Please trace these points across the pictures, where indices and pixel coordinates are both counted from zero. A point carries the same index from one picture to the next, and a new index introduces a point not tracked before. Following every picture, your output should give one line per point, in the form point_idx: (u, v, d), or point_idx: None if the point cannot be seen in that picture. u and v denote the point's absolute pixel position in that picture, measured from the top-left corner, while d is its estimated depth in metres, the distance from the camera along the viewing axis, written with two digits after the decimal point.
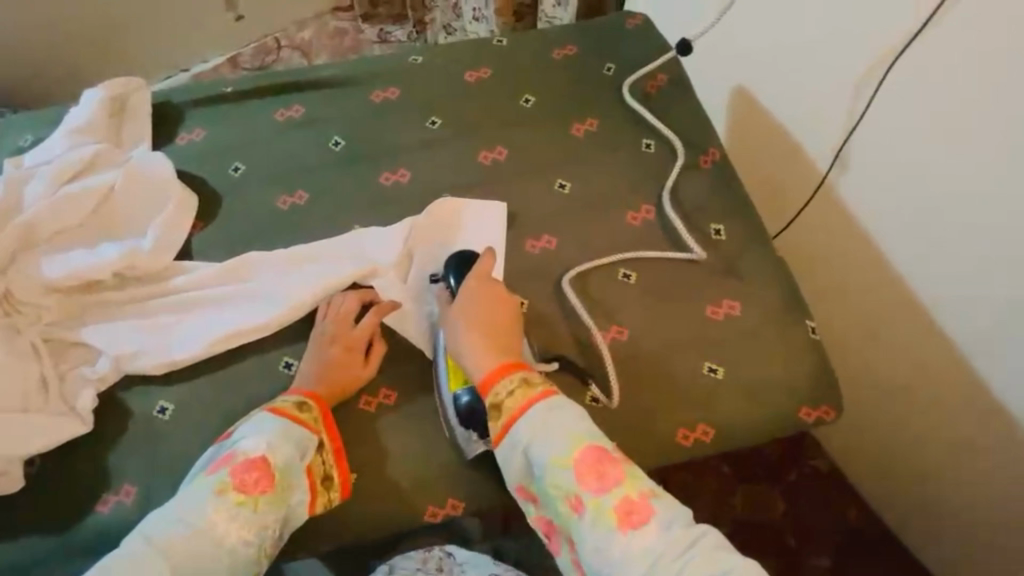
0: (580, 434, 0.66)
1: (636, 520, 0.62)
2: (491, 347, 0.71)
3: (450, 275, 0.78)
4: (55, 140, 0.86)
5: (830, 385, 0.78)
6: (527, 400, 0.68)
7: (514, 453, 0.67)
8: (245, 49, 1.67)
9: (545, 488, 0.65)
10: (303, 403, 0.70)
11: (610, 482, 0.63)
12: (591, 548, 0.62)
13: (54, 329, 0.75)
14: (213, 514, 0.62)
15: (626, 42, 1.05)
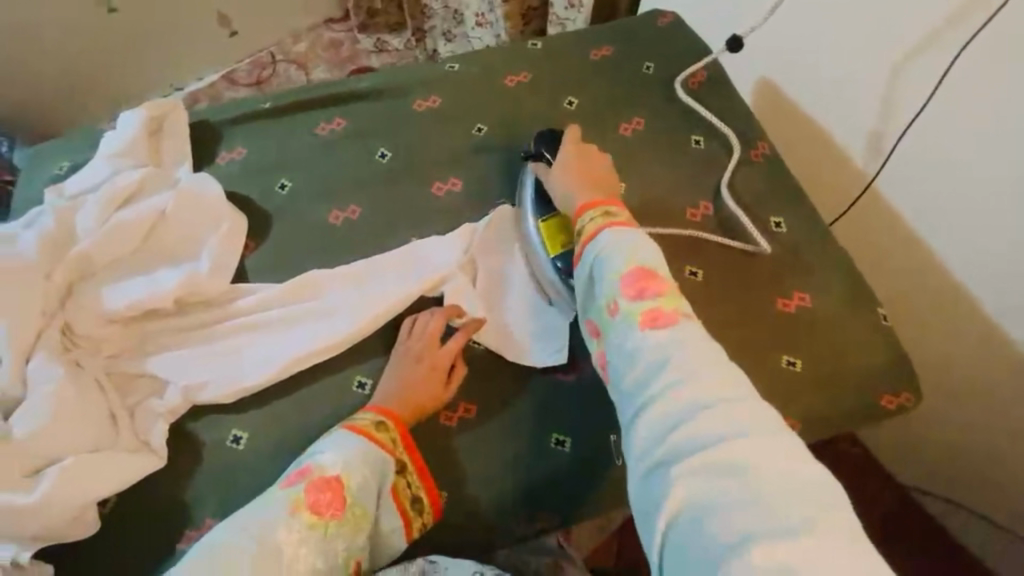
0: (637, 254, 0.64)
1: (660, 324, 0.59)
2: (584, 188, 0.76)
3: (545, 150, 0.84)
4: (96, 166, 0.83)
5: (906, 372, 0.78)
6: (605, 224, 0.69)
7: (582, 271, 0.68)
8: (239, 65, 1.64)
9: (593, 303, 0.65)
10: (380, 422, 0.69)
11: (650, 293, 0.61)
12: (618, 348, 0.60)
13: (118, 363, 0.72)
14: (284, 533, 0.59)
15: (661, 40, 1.05)
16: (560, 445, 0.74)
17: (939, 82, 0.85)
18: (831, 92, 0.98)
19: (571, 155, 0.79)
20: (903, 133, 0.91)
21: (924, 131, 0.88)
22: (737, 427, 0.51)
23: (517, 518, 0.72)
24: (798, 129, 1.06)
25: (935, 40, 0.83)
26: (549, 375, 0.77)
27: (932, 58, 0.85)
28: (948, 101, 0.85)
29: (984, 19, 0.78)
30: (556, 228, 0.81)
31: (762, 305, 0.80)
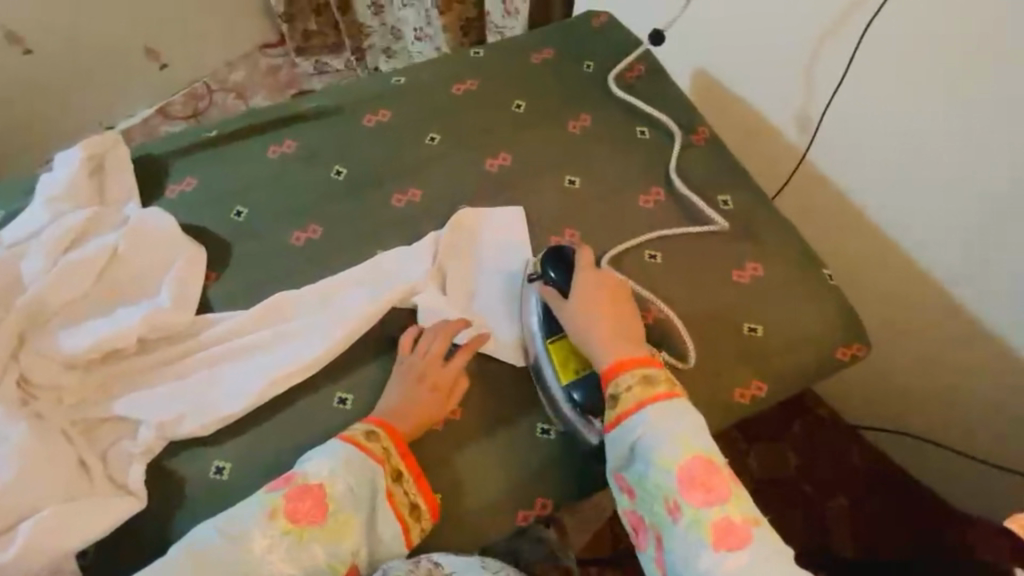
0: (694, 444, 0.65)
1: (733, 541, 0.61)
2: (614, 337, 0.71)
3: (550, 270, 0.77)
4: (36, 210, 0.80)
5: (855, 325, 0.84)
6: (647, 398, 0.67)
7: (626, 440, 0.67)
8: (173, 98, 1.60)
9: (645, 484, 0.66)
10: (371, 432, 0.69)
11: (716, 498, 0.63)
12: (682, 551, 0.62)
13: (82, 409, 0.69)
14: (257, 536, 0.63)
15: (597, 39, 1.09)
16: (546, 433, 0.76)
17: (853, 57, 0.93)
18: (759, 76, 1.05)
19: (591, 289, 0.74)
20: (828, 107, 0.98)
21: (847, 103, 0.96)
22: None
23: (514, 512, 0.73)
24: (733, 113, 1.12)
25: (846, 20, 0.91)
26: (529, 369, 0.79)
27: (846, 37, 0.92)
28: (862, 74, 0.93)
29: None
30: (566, 353, 0.75)
31: (719, 278, 0.85)
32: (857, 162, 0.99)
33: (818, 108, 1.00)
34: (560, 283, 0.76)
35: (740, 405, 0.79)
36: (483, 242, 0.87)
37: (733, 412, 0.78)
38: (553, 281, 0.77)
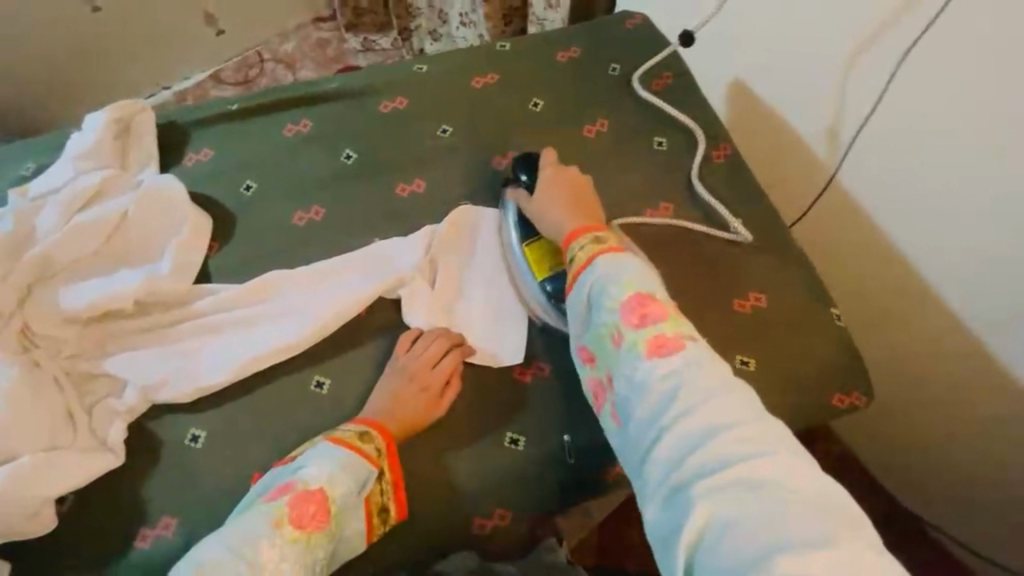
0: (634, 282, 0.67)
1: (667, 350, 0.62)
2: (573, 215, 0.78)
3: (521, 172, 0.84)
4: (60, 167, 0.83)
5: (858, 371, 0.79)
6: (596, 252, 0.71)
7: (581, 295, 0.70)
8: (226, 65, 1.68)
9: (593, 333, 0.68)
10: (366, 433, 0.69)
11: (651, 319, 0.64)
12: (626, 377, 0.63)
13: (77, 363, 0.73)
14: (267, 548, 0.59)
15: (628, 42, 1.05)
16: (514, 444, 0.74)
17: (893, 75, 0.86)
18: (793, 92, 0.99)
19: (552, 180, 0.81)
20: (862, 126, 0.92)
21: (881, 125, 0.90)
22: (734, 411, 0.57)
23: (471, 517, 0.72)
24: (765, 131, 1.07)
25: (889, 36, 0.84)
26: (507, 375, 0.78)
27: (885, 53, 0.86)
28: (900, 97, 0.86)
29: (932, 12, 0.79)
30: (541, 251, 0.81)
31: (718, 305, 0.81)
32: (888, 188, 0.93)
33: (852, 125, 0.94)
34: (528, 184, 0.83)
35: None
36: (476, 241, 0.86)
37: None
38: (523, 181, 0.84)
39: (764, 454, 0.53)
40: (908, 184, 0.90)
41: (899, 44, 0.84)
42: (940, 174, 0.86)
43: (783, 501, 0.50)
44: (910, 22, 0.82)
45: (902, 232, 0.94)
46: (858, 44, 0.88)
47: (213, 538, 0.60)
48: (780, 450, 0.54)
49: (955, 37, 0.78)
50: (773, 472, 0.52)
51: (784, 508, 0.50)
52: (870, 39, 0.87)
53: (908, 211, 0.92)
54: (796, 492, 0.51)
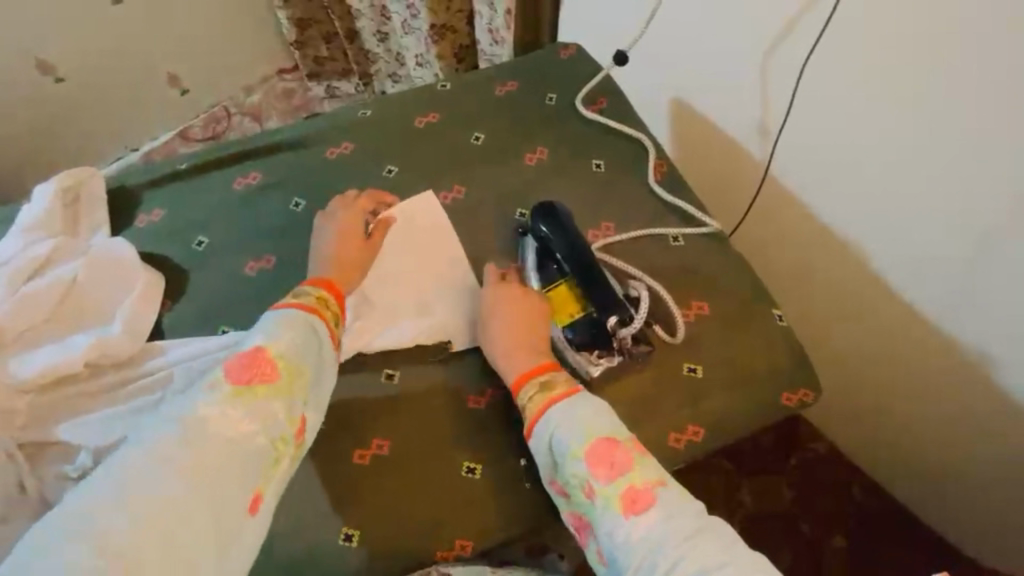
0: (592, 427, 0.68)
1: (643, 505, 0.63)
2: (519, 348, 0.76)
3: (540, 222, 0.86)
4: (9, 240, 0.84)
5: (801, 367, 0.82)
6: (547, 403, 0.71)
7: (540, 442, 0.70)
8: (193, 122, 1.70)
9: (564, 478, 0.68)
10: (300, 293, 0.76)
11: (618, 472, 0.65)
12: (607, 532, 0.63)
13: (29, 433, 0.73)
14: (210, 405, 0.61)
15: (563, 72, 1.10)
16: (471, 473, 0.76)
17: (802, 72, 0.94)
18: (730, 98, 1.06)
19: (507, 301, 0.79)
20: (784, 121, 1.00)
21: (802, 118, 0.98)
22: (713, 553, 0.59)
23: (432, 550, 0.73)
24: (709, 140, 1.14)
25: (796, 39, 0.93)
26: (463, 405, 0.80)
27: (794, 53, 0.94)
28: (812, 92, 0.95)
29: (827, 12, 0.87)
30: (560, 299, 0.82)
31: (664, 316, 0.83)
32: (817, 177, 1.00)
33: (775, 124, 1.02)
34: (551, 236, 0.85)
35: (676, 451, 0.77)
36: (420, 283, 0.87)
37: (667, 457, 0.77)
38: (540, 231, 0.86)
39: None
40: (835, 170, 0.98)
41: (803, 50, 0.92)
42: (862, 158, 0.94)
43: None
44: (812, 21, 0.90)
45: (837, 215, 1.01)
46: (773, 46, 0.96)
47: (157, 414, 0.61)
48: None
49: (850, 34, 0.86)
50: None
51: None
52: (782, 44, 0.95)
53: (840, 194, 0.99)
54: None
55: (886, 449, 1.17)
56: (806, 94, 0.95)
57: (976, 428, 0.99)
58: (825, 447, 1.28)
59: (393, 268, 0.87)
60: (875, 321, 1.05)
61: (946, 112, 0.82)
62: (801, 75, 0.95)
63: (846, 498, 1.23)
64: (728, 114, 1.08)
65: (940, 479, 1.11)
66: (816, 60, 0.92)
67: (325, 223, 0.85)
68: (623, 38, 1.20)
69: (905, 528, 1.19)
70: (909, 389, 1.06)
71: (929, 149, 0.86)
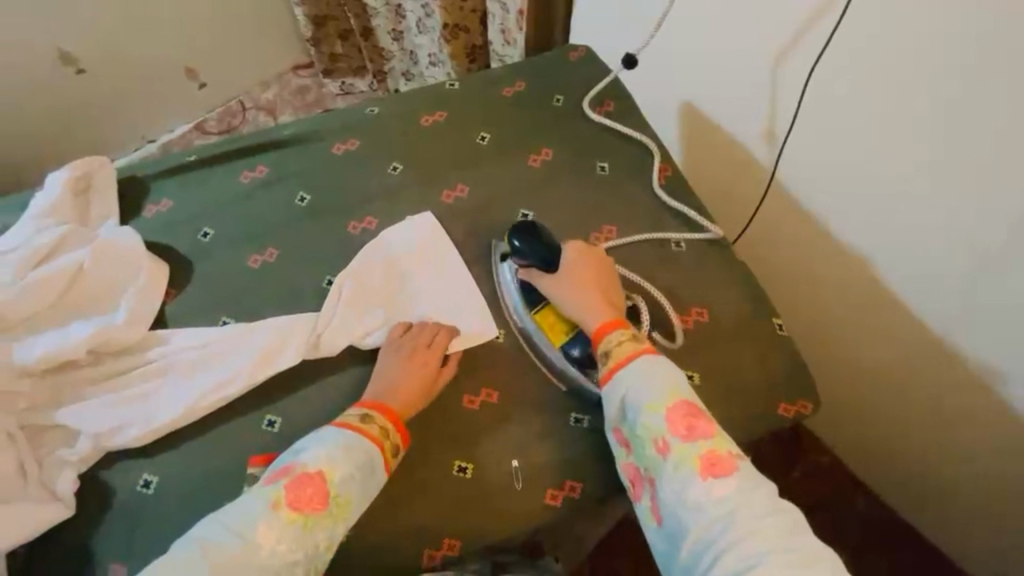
0: (677, 387, 0.71)
1: (718, 471, 0.66)
2: (601, 304, 0.79)
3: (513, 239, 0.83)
4: (20, 226, 0.86)
5: (801, 379, 0.80)
6: (635, 351, 0.75)
7: (615, 393, 0.73)
8: (210, 115, 1.73)
9: (636, 430, 0.71)
10: (368, 415, 0.73)
11: (699, 434, 0.68)
12: (673, 490, 0.66)
13: (31, 415, 0.75)
14: (266, 527, 0.62)
15: (571, 73, 1.10)
16: (462, 472, 0.76)
17: (811, 75, 0.93)
18: (739, 104, 1.05)
19: (571, 265, 0.82)
20: (791, 126, 0.99)
21: (810, 124, 0.96)
22: (785, 536, 0.61)
23: (420, 549, 0.73)
24: (718, 146, 1.13)
25: (806, 43, 0.91)
26: (457, 404, 0.80)
27: (804, 58, 0.92)
28: (819, 97, 0.93)
29: (836, 16, 0.86)
30: (553, 321, 0.83)
31: (661, 324, 0.83)
32: (824, 185, 0.99)
33: (781, 129, 1.01)
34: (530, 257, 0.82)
35: None
36: (413, 280, 0.88)
37: None
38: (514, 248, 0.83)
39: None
40: (842, 178, 0.96)
41: (810, 54, 0.91)
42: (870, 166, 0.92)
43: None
44: (821, 26, 0.88)
45: (844, 224, 1.00)
46: (782, 52, 0.95)
47: (215, 515, 0.64)
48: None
49: (856, 40, 0.85)
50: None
51: None
52: (791, 49, 0.93)
53: (846, 202, 0.98)
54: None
55: (890, 464, 1.15)
56: (813, 98, 0.94)
57: (984, 446, 0.97)
58: (828, 458, 1.27)
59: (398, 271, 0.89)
60: (880, 334, 1.03)
61: (956, 122, 0.80)
62: (806, 82, 0.94)
63: (848, 511, 1.23)
64: (737, 120, 1.07)
65: (946, 497, 1.08)
66: (825, 64, 0.90)
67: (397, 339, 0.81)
68: (633, 41, 1.19)
69: (906, 544, 1.19)
70: (915, 405, 1.04)
71: (938, 159, 0.84)
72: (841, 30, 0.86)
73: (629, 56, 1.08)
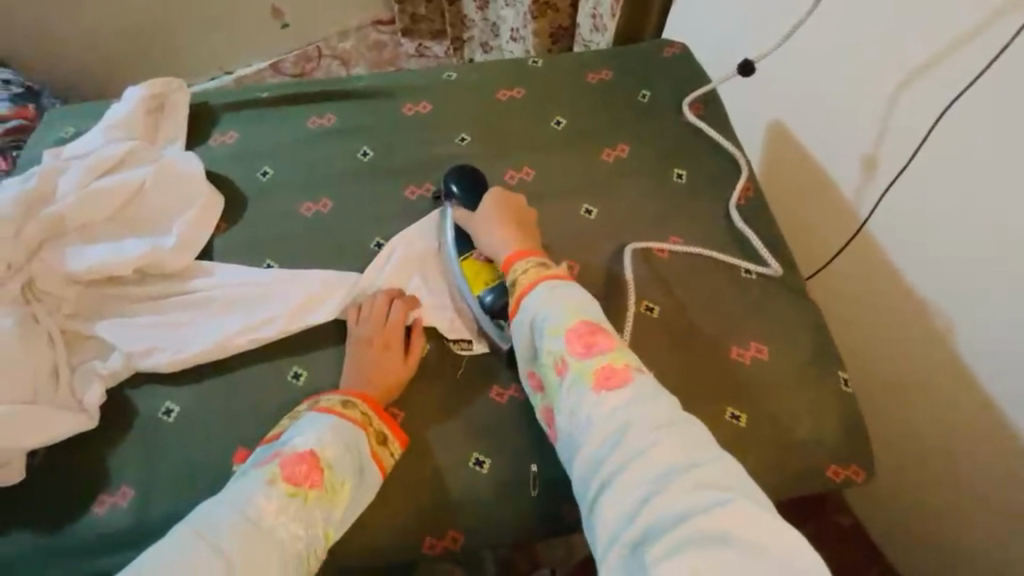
0: (578, 309, 0.70)
1: (614, 383, 0.64)
2: (513, 239, 0.79)
3: (450, 185, 0.86)
4: (93, 134, 0.87)
5: (856, 443, 0.75)
6: (537, 278, 0.74)
7: (521, 321, 0.72)
8: (286, 57, 1.77)
9: (540, 358, 0.70)
10: (348, 401, 0.71)
11: (598, 350, 0.67)
12: (571, 409, 0.65)
13: (71, 322, 0.75)
14: (267, 504, 0.61)
15: (663, 69, 1.03)
16: (477, 467, 0.72)
17: (942, 115, 0.82)
18: (840, 132, 0.96)
19: (492, 204, 0.82)
20: (907, 164, 0.87)
21: (926, 168, 0.85)
22: (681, 449, 0.58)
23: (421, 534, 0.70)
24: (804, 173, 1.05)
25: (928, 81, 0.82)
26: (484, 395, 0.76)
27: (935, 95, 0.82)
28: (942, 142, 0.83)
29: (993, 53, 0.75)
30: (476, 267, 0.81)
31: (715, 352, 0.79)
32: (924, 244, 0.88)
33: (891, 172, 0.90)
34: (462, 202, 0.84)
35: None
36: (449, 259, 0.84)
37: None
38: (451, 193, 0.85)
39: (721, 502, 0.54)
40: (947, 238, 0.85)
41: (949, 92, 0.81)
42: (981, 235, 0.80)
43: (733, 555, 0.50)
44: (966, 60, 0.78)
45: (941, 293, 0.87)
46: (905, 84, 0.85)
47: (210, 499, 0.62)
48: (737, 493, 0.55)
49: (1010, 83, 0.74)
50: (732, 520, 0.52)
51: (729, 546, 0.51)
52: (907, 86, 0.85)
53: (945, 266, 0.86)
54: (746, 541, 0.51)
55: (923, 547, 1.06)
56: (937, 141, 0.83)
57: None
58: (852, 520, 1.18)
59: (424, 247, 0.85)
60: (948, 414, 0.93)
61: None
62: (935, 123, 0.83)
63: None
64: (832, 148, 0.99)
65: None
66: (959, 109, 0.80)
67: (374, 313, 0.77)
68: (749, 49, 1.10)
69: None
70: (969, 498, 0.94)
71: None
72: (992, 71, 0.75)
73: (749, 62, 0.99)
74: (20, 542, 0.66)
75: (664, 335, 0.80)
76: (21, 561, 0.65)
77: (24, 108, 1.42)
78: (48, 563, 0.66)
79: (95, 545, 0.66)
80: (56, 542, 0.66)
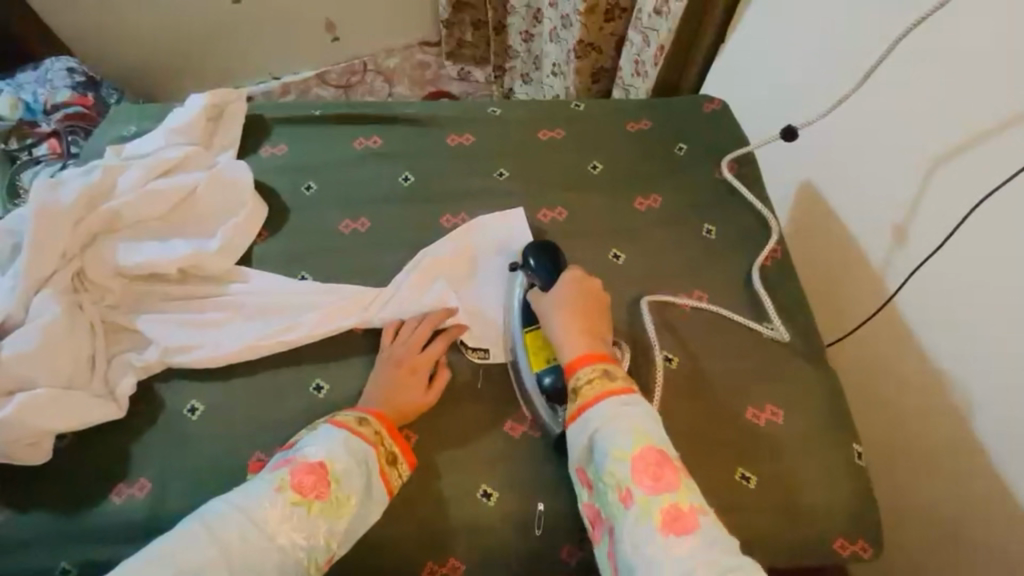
0: (647, 434, 0.65)
1: (681, 527, 0.60)
2: (581, 331, 0.74)
3: (530, 259, 0.82)
4: (154, 136, 0.92)
5: (868, 519, 0.75)
6: (603, 393, 0.69)
7: (583, 432, 0.68)
8: (332, 67, 1.86)
9: (599, 474, 0.65)
10: (363, 419, 0.71)
11: (664, 486, 0.62)
12: (631, 542, 0.60)
13: (113, 313, 0.79)
14: (271, 509, 0.62)
15: (702, 126, 1.06)
16: (486, 499, 0.73)
17: (981, 201, 0.81)
18: (871, 201, 0.96)
19: (570, 286, 0.78)
20: (938, 248, 0.87)
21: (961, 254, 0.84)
22: None
23: (422, 558, 0.71)
24: (830, 237, 1.05)
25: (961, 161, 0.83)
26: (499, 427, 0.77)
27: (977, 181, 0.81)
28: (981, 229, 0.82)
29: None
30: (539, 342, 0.79)
31: (731, 413, 0.80)
32: (947, 327, 0.87)
33: (925, 248, 0.89)
34: (537, 273, 0.81)
35: None
36: (468, 280, 0.87)
37: None
38: (530, 268, 0.82)
39: None
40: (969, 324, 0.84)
41: (977, 190, 0.81)
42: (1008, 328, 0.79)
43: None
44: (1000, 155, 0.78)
45: (965, 379, 0.85)
46: (938, 165, 0.86)
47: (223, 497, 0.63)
48: None
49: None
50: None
51: None
52: (944, 165, 0.85)
53: (973, 357, 0.84)
54: None
55: None
56: (976, 226, 0.82)
57: None
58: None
59: (443, 264, 0.87)
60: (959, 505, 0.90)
61: None
62: (965, 217, 0.83)
63: None
64: (858, 217, 0.99)
65: None
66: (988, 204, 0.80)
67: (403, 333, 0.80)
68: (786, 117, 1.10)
69: None
70: None
71: None
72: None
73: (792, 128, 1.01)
74: (35, 523, 0.68)
75: (681, 387, 0.81)
76: (35, 539, 0.68)
77: (84, 96, 1.51)
78: (60, 545, 0.68)
79: (109, 533, 0.68)
80: (69, 526, 0.68)
